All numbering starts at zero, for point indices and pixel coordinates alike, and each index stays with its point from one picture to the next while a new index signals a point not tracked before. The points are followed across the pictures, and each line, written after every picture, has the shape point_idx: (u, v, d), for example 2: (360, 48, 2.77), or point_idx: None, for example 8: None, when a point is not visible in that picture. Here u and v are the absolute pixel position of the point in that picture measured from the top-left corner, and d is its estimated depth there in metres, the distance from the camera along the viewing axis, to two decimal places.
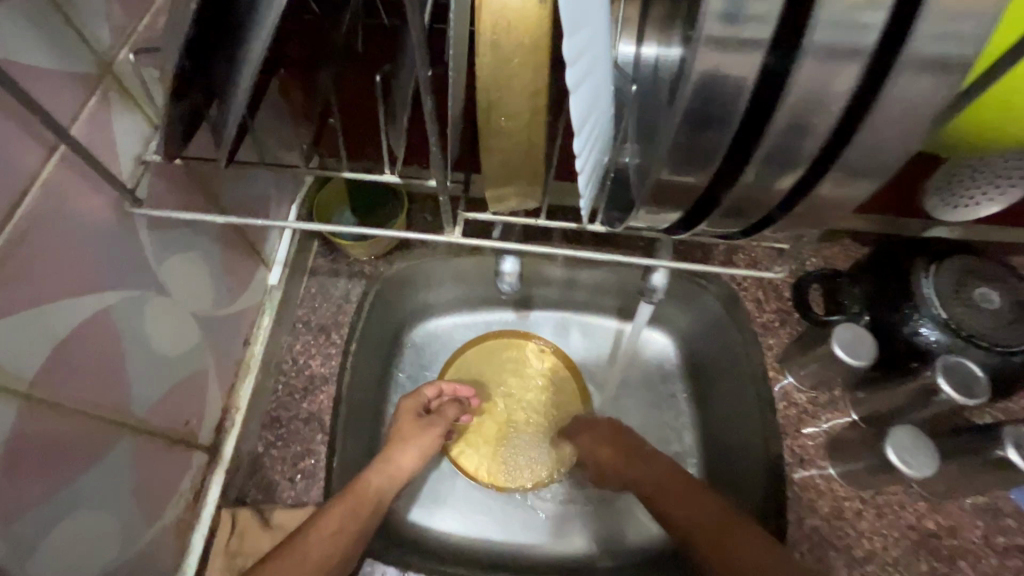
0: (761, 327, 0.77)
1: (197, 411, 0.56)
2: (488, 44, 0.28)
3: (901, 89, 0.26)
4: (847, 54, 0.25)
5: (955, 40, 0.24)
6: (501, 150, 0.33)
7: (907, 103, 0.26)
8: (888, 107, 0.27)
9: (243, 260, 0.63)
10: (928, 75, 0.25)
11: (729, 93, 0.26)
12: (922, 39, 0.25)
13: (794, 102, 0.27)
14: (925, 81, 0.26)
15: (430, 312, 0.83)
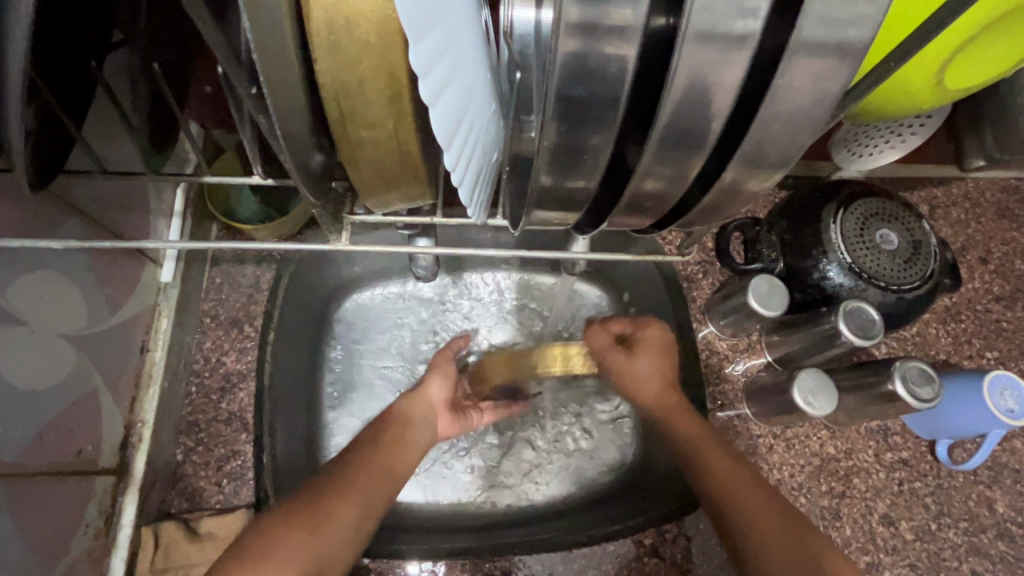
0: (685, 280, 0.79)
1: (88, 437, 0.52)
2: (324, 41, 0.23)
3: (800, 93, 0.23)
4: (731, 41, 0.21)
5: (853, 24, 0.21)
6: (370, 161, 0.29)
7: (794, 104, 0.23)
8: (781, 106, 0.23)
9: (123, 262, 0.56)
10: (820, 68, 0.22)
11: (611, 92, 0.22)
12: (806, 24, 0.21)
13: (672, 107, 0.23)
14: (811, 69, 0.22)
15: (356, 284, 0.76)
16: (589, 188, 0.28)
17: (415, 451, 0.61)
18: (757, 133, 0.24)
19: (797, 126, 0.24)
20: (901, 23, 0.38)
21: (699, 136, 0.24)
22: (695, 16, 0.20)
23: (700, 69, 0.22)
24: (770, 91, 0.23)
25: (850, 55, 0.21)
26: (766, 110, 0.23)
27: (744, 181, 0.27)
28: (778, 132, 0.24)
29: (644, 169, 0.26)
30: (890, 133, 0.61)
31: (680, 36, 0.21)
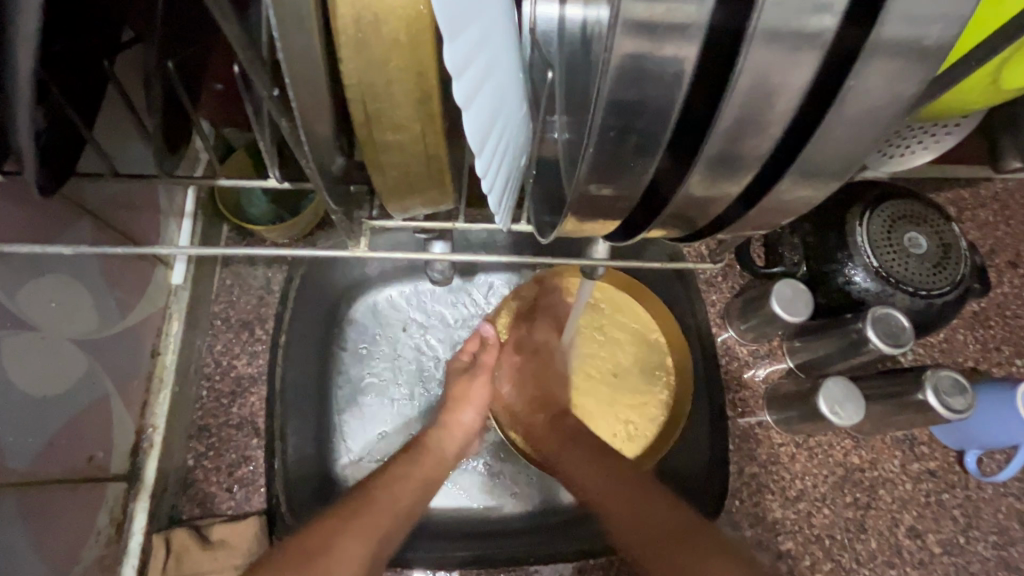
0: (704, 283, 0.77)
1: (100, 443, 0.51)
2: (356, 40, 0.22)
3: (870, 96, 0.21)
4: (801, 40, 0.19)
5: (935, 20, 0.19)
6: (396, 167, 0.27)
7: (862, 107, 0.21)
8: (847, 111, 0.21)
9: (135, 267, 0.55)
10: (896, 69, 0.20)
11: (665, 95, 0.21)
12: (888, 21, 0.19)
13: (729, 111, 0.21)
14: (885, 72, 0.20)
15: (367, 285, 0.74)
16: (626, 197, 0.27)
17: (442, 481, 0.62)
18: (818, 138, 0.22)
19: (861, 132, 0.22)
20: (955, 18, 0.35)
21: (755, 142, 0.22)
22: (764, 12, 0.19)
23: (764, 70, 0.20)
24: (839, 93, 0.21)
25: (929, 57, 0.20)
26: (831, 115, 0.21)
27: (798, 188, 0.25)
28: (842, 137, 0.22)
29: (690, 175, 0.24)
30: (924, 134, 0.58)
31: (747, 34, 0.19)
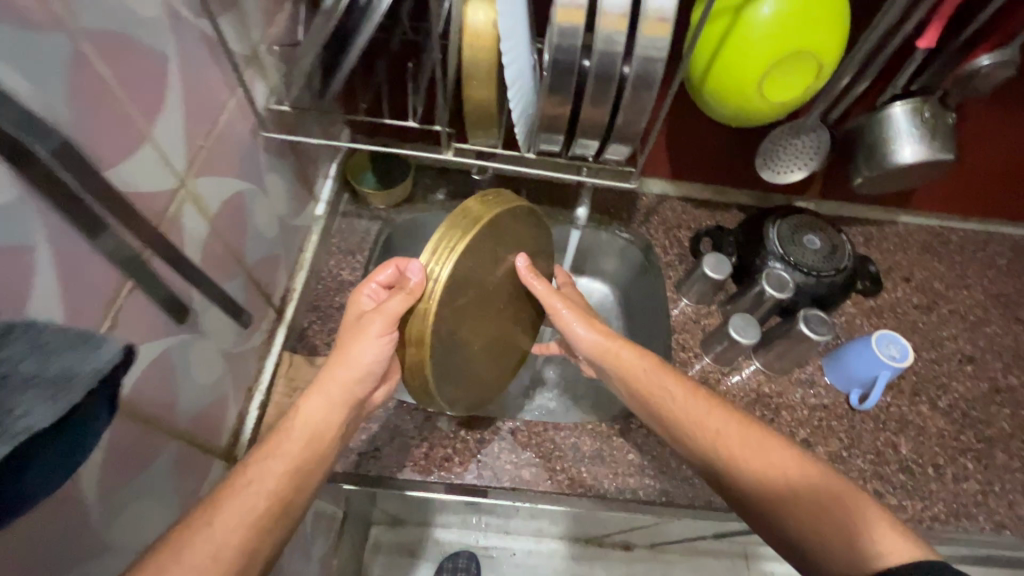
0: (665, 264, 1.08)
1: (272, 280, 0.84)
2: (466, 47, 0.58)
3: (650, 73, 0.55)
4: (614, 52, 0.54)
5: (660, 46, 0.53)
6: (474, 101, 0.63)
7: (648, 78, 0.55)
8: (641, 79, 0.55)
9: (303, 190, 0.92)
10: (655, 62, 0.54)
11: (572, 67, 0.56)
12: (639, 46, 0.53)
13: (596, 77, 0.55)
14: (651, 63, 0.54)
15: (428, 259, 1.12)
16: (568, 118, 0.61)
17: (308, 458, 0.60)
18: (634, 92, 0.56)
19: (651, 88, 0.56)
20: (736, 58, 0.64)
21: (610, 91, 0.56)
22: (598, 43, 0.53)
23: (607, 59, 0.54)
24: (635, 72, 0.55)
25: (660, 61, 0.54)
26: (636, 80, 0.55)
27: (636, 116, 0.59)
28: (644, 90, 0.56)
29: (589, 107, 0.58)
30: (798, 160, 0.91)
31: (594, 50, 0.54)
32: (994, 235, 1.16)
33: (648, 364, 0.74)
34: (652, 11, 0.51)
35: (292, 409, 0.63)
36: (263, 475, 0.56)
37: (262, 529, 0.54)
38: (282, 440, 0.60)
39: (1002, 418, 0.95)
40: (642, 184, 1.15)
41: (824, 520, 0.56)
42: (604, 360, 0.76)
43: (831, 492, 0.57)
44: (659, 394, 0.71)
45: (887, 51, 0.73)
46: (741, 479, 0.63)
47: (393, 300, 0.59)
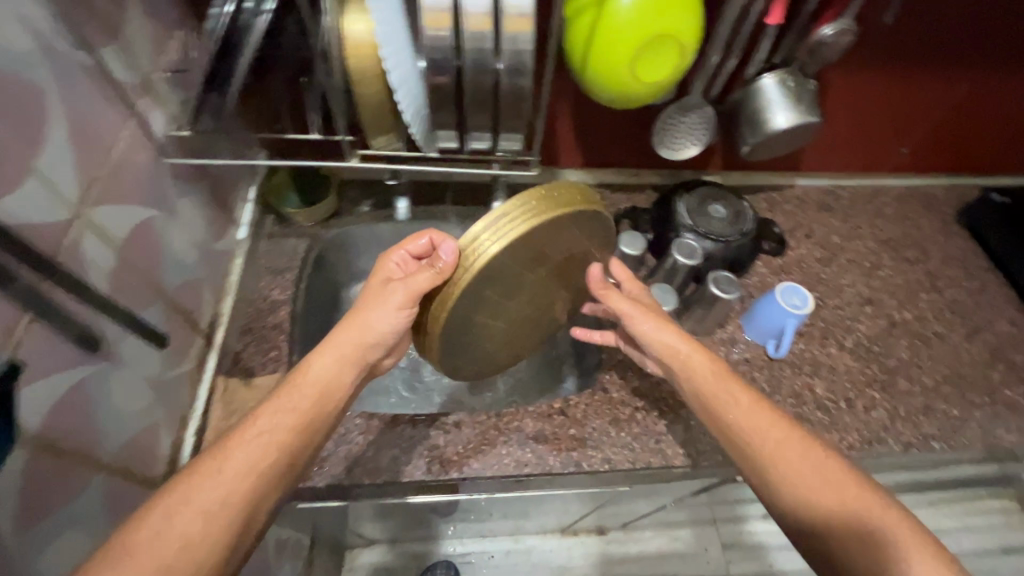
0: (590, 248, 1.14)
1: (198, 306, 0.84)
2: (349, 58, 0.62)
3: (520, 66, 0.60)
4: (483, 50, 0.59)
5: (523, 41, 0.59)
6: (368, 108, 0.67)
7: (519, 69, 0.61)
8: (512, 72, 0.61)
9: (222, 215, 0.92)
10: (521, 55, 0.60)
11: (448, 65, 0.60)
12: (504, 44, 0.59)
13: (472, 71, 0.61)
14: (519, 56, 0.60)
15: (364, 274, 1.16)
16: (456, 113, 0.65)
17: (319, 416, 0.64)
18: (510, 84, 0.62)
19: (523, 77, 0.62)
20: (604, 46, 0.70)
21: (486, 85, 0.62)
22: (467, 42, 0.58)
23: (478, 54, 0.59)
24: (504, 66, 0.60)
25: (529, 56, 0.60)
26: (506, 72, 0.61)
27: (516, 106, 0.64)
28: (517, 81, 0.62)
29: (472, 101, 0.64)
30: (690, 136, 0.99)
31: (465, 47, 0.59)
32: (880, 189, 1.28)
33: (717, 374, 0.71)
34: (512, 10, 0.57)
35: (301, 364, 0.67)
36: (274, 426, 0.59)
37: (263, 491, 0.56)
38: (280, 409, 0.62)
39: (901, 349, 1.04)
40: (560, 176, 1.21)
41: (853, 535, 0.57)
42: (674, 364, 0.75)
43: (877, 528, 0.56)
44: (724, 400, 0.69)
45: (745, 30, 0.81)
46: (802, 505, 0.60)
47: (422, 276, 0.65)
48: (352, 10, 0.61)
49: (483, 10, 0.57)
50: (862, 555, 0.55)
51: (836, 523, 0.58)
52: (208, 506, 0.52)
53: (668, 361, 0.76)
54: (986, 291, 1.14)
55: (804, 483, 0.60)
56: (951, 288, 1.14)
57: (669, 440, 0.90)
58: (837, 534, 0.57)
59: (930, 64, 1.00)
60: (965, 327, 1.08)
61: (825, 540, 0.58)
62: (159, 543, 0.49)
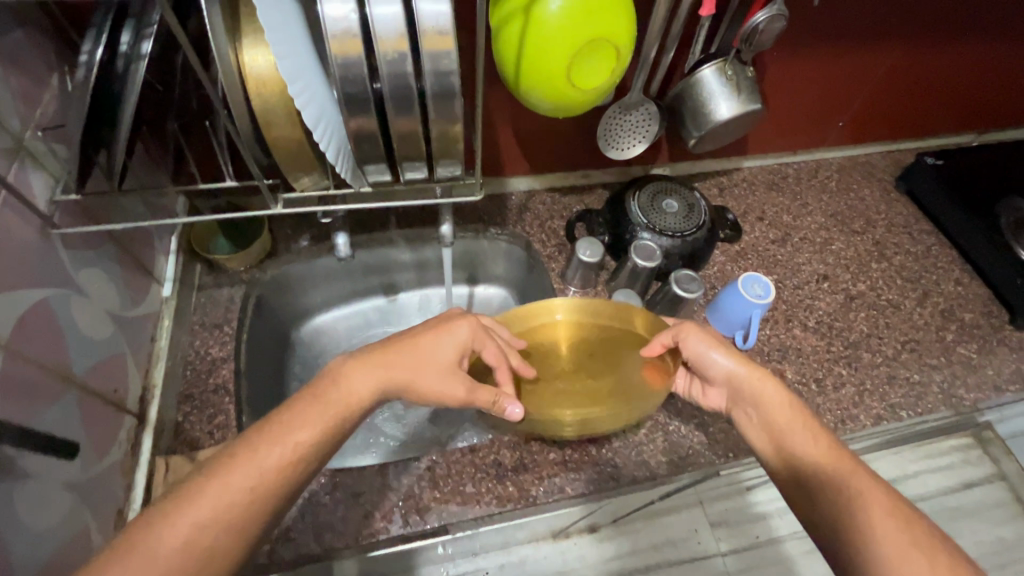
0: (547, 257, 1.10)
1: (122, 383, 0.75)
2: (254, 98, 0.55)
3: (447, 88, 0.55)
4: (403, 74, 0.53)
5: (446, 60, 0.53)
6: (284, 150, 0.59)
7: (446, 92, 0.55)
8: (438, 95, 0.55)
9: (138, 275, 0.83)
10: (446, 76, 0.54)
11: (366, 95, 0.54)
12: (426, 64, 0.53)
13: (393, 99, 0.54)
14: (443, 78, 0.54)
15: (313, 311, 1.09)
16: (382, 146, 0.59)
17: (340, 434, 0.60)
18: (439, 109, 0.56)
19: (451, 100, 0.56)
20: (536, 53, 0.66)
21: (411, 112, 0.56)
22: (385, 67, 0.52)
23: (398, 79, 0.53)
24: (429, 89, 0.54)
25: (454, 76, 0.54)
26: (432, 96, 0.55)
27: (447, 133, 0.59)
28: (445, 104, 0.56)
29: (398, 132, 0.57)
30: (635, 134, 0.96)
31: (382, 72, 0.52)
32: (822, 162, 1.30)
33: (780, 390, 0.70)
34: (428, 27, 0.51)
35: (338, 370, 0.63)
36: (296, 443, 0.56)
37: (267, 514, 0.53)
38: (322, 396, 0.60)
39: (860, 322, 1.06)
40: (507, 185, 1.16)
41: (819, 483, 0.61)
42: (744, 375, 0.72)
43: (845, 483, 0.59)
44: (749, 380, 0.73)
45: (677, 22, 0.79)
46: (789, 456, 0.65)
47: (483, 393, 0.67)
48: (248, 42, 0.53)
49: (396, 30, 0.51)
50: (828, 505, 0.59)
51: (824, 474, 0.62)
52: (231, 516, 0.50)
53: (739, 387, 0.72)
54: (930, 253, 1.17)
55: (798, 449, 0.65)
56: (899, 255, 1.17)
57: (651, 450, 0.88)
58: (817, 486, 0.61)
59: (858, 39, 1.00)
60: (915, 292, 1.11)
61: (800, 488, 0.63)
62: (190, 546, 0.48)
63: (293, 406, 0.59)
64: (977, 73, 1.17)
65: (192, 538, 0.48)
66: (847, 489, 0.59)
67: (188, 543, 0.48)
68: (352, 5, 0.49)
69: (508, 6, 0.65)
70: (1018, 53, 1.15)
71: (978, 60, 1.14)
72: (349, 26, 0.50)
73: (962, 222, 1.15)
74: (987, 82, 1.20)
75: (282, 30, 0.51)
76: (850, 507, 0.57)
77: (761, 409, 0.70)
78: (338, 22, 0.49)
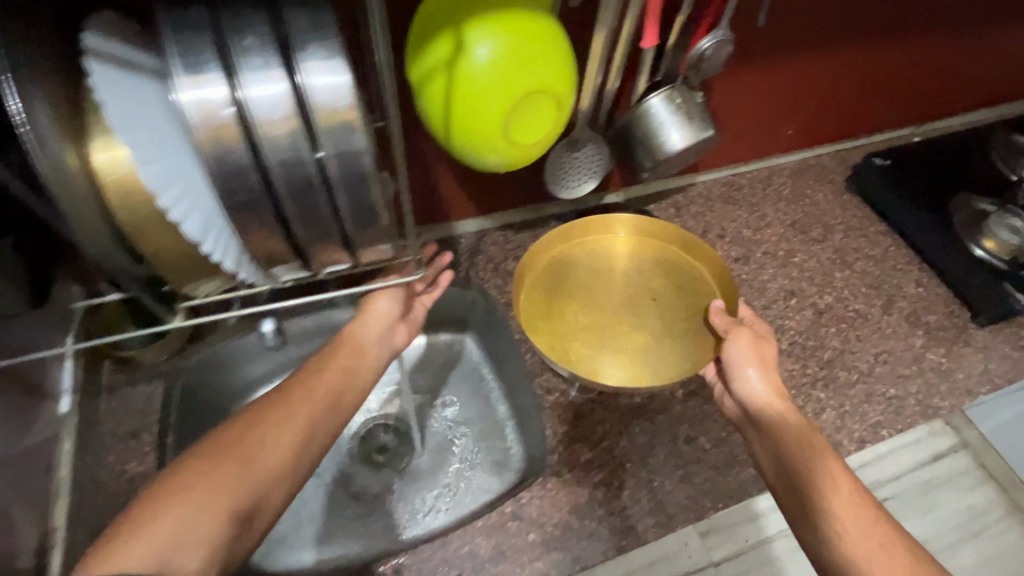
0: (505, 304, 1.02)
1: (13, 539, 0.66)
2: (118, 208, 0.44)
3: (359, 174, 0.43)
4: (298, 162, 0.41)
5: (352, 138, 0.41)
6: (167, 263, 0.48)
7: (358, 179, 0.43)
8: (348, 183, 0.43)
9: (25, 401, 0.72)
10: (355, 158, 0.42)
11: (253, 193, 0.42)
12: (326, 148, 0.41)
13: (287, 192, 0.42)
14: (352, 159, 0.42)
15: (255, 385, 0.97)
16: (285, 249, 0.47)
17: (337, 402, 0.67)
18: (351, 198, 0.44)
19: (367, 186, 0.44)
20: (468, 108, 0.56)
21: (317, 205, 0.44)
22: (272, 156, 0.40)
23: (292, 168, 0.41)
24: (334, 176, 0.43)
25: (368, 157, 0.42)
26: (339, 185, 0.43)
27: (368, 224, 0.47)
28: (359, 193, 0.44)
29: (301, 230, 0.45)
30: (585, 171, 0.89)
31: (268, 161, 0.40)
32: (774, 168, 1.26)
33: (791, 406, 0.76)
34: (324, 104, 0.40)
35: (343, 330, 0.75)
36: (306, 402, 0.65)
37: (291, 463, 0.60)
38: (311, 383, 0.67)
39: (832, 337, 1.03)
40: (455, 228, 1.07)
41: (806, 479, 0.67)
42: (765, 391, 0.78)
43: (829, 482, 0.66)
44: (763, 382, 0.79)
45: (621, 51, 0.72)
46: (785, 450, 0.71)
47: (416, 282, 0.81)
48: (100, 143, 0.42)
49: (282, 110, 0.39)
50: (806, 493, 0.67)
51: (807, 469, 0.68)
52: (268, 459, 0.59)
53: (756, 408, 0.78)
54: (889, 256, 1.16)
55: (793, 449, 0.71)
56: (860, 261, 1.15)
57: (637, 512, 0.82)
58: (798, 476, 0.68)
59: (796, 47, 0.98)
60: (880, 299, 1.09)
61: (790, 478, 0.69)
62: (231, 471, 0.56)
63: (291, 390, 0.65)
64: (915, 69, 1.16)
65: (221, 491, 0.55)
66: (820, 486, 0.66)
67: (218, 491, 0.54)
68: (223, 82, 0.38)
69: (431, 60, 0.56)
70: (952, 45, 1.14)
71: (919, 54, 1.13)
72: (219, 113, 0.39)
73: (917, 223, 1.14)
74: (926, 76, 1.19)
75: (144, 129, 0.41)
76: (824, 501, 0.65)
77: (780, 435, 0.73)
78: (205, 111, 0.38)
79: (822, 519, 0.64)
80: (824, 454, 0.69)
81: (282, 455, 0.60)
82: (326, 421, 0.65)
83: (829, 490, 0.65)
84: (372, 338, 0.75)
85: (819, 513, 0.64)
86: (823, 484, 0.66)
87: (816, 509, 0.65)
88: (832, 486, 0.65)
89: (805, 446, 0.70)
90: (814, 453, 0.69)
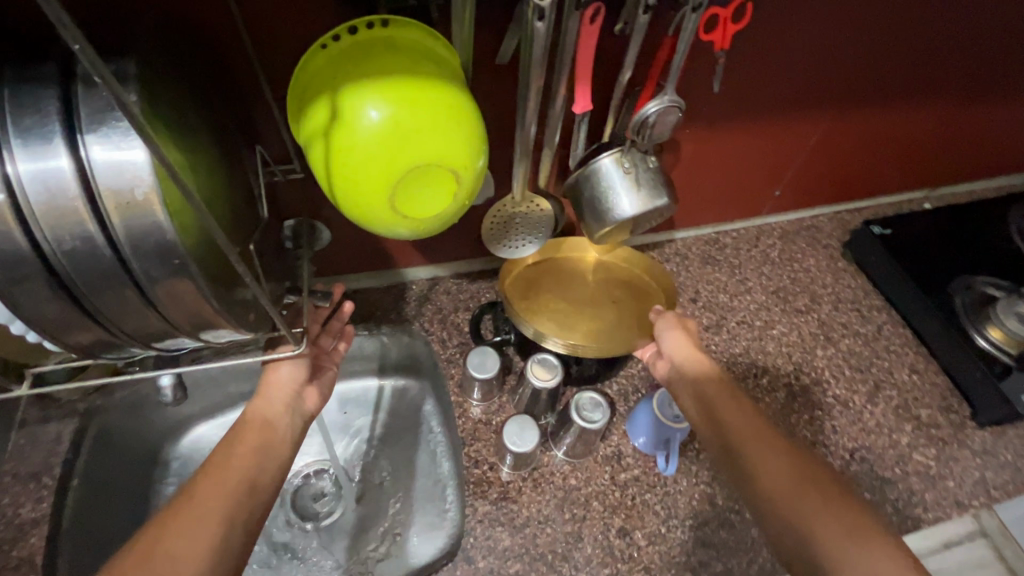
0: (445, 361, 0.96)
1: None
2: None
3: (167, 263, 0.40)
4: (89, 249, 0.38)
5: (152, 227, 0.38)
6: None
7: (166, 268, 0.40)
8: (154, 272, 0.40)
9: None
10: (159, 247, 0.39)
11: (40, 278, 0.39)
12: (122, 235, 0.38)
13: (81, 279, 0.39)
14: (155, 248, 0.39)
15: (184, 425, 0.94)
16: (99, 330, 0.44)
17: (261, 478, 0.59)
18: (163, 285, 0.41)
19: (180, 275, 0.41)
20: (347, 179, 0.51)
21: (122, 291, 0.41)
22: (55, 242, 0.37)
23: (81, 254, 0.38)
24: (134, 263, 0.39)
25: (173, 244, 0.39)
26: (144, 274, 0.40)
27: (196, 309, 0.44)
28: (171, 280, 0.41)
29: (111, 314, 0.42)
30: (527, 233, 0.85)
31: (51, 246, 0.38)
32: (763, 228, 1.16)
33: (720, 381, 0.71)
34: (117, 190, 0.37)
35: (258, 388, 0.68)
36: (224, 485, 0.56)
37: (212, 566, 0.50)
38: (215, 465, 0.58)
39: (803, 427, 0.93)
40: (405, 274, 1.01)
41: (757, 468, 0.60)
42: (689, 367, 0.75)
43: (782, 465, 0.59)
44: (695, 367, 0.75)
45: (554, 117, 0.66)
46: (727, 437, 0.64)
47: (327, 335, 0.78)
48: None
49: (67, 196, 0.37)
50: (759, 484, 0.59)
51: (750, 451, 0.61)
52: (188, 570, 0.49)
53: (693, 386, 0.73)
54: (882, 335, 1.05)
55: (732, 432, 0.64)
56: (846, 338, 1.04)
57: None
58: (747, 467, 0.61)
59: (779, 110, 0.89)
60: (866, 385, 0.98)
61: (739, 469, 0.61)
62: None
63: (193, 482, 0.56)
64: (924, 131, 1.05)
65: None
66: (773, 471, 0.58)
67: None
68: None
69: (312, 124, 0.52)
70: (969, 107, 1.03)
71: (930, 115, 1.02)
72: None
73: (914, 302, 1.03)
74: (938, 138, 1.08)
75: None
76: (782, 492, 0.56)
77: (718, 417, 0.67)
78: None
79: (785, 512, 0.55)
80: (762, 432, 0.63)
81: (194, 561, 0.49)
82: (241, 504, 0.56)
83: (781, 471, 0.58)
84: (277, 411, 0.66)
85: (781, 509, 0.56)
86: (772, 468, 0.59)
87: (778, 504, 0.56)
88: (783, 468, 0.58)
89: (741, 426, 0.64)
90: (755, 434, 0.63)
